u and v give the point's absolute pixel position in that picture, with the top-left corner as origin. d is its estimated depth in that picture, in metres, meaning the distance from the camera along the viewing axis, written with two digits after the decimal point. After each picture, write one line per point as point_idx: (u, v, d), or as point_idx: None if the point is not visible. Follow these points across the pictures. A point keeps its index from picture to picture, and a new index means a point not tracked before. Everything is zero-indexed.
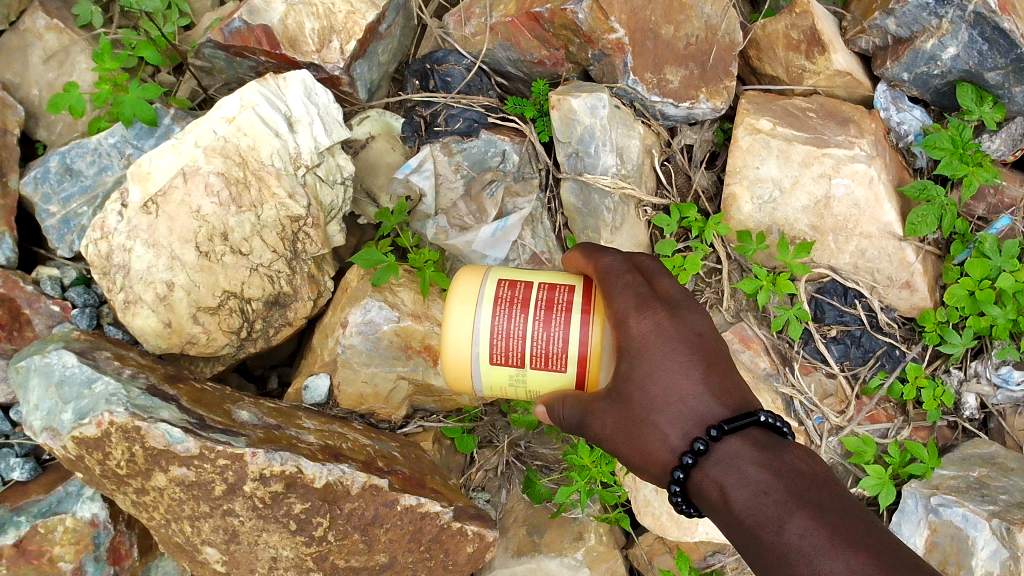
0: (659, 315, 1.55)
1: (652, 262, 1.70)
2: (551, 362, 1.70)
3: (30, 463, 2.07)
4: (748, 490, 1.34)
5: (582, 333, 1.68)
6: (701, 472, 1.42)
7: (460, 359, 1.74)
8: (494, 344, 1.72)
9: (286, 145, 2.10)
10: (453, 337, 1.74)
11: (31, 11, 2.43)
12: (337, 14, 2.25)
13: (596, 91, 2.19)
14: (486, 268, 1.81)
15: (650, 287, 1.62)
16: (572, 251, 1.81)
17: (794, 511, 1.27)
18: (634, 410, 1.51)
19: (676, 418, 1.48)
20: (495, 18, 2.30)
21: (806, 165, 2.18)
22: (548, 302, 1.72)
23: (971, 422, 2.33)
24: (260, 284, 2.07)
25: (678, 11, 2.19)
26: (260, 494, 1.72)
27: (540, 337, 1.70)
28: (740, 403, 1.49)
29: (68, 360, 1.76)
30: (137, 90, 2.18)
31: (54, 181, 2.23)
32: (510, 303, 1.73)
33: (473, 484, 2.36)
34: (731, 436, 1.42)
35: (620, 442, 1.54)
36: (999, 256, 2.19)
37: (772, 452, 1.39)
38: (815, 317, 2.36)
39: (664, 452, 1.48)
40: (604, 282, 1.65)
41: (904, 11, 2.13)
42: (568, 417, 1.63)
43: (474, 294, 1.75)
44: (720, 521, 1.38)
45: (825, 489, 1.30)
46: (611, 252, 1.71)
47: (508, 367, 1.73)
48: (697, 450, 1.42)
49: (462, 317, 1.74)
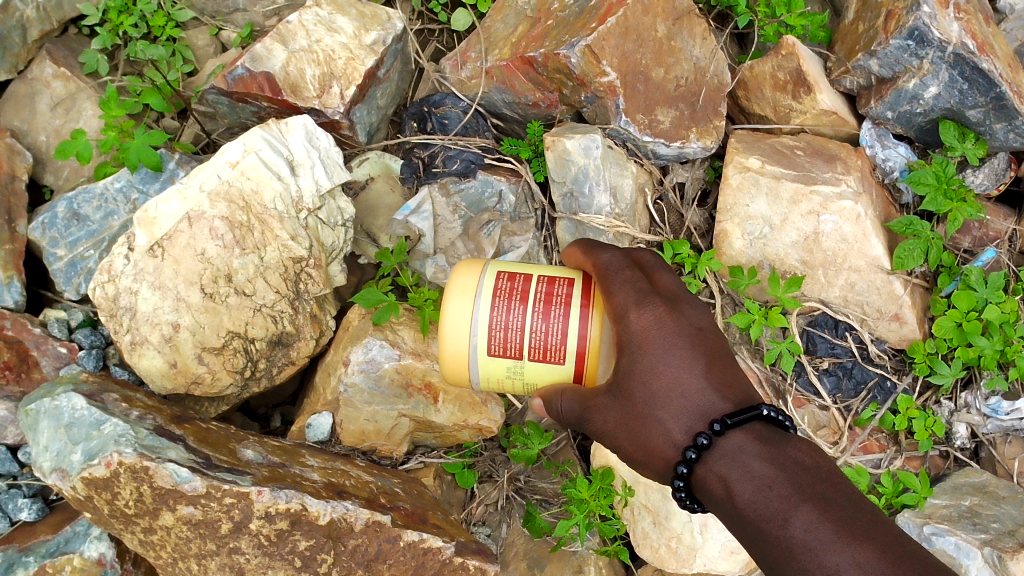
0: (659, 310, 1.59)
1: (650, 258, 1.75)
2: (550, 354, 1.74)
3: (37, 503, 2.11)
4: (753, 485, 1.40)
5: (581, 326, 1.72)
6: (704, 466, 1.47)
7: (458, 350, 1.78)
8: (493, 336, 1.75)
9: (288, 189, 2.15)
10: (451, 328, 1.78)
11: (39, 60, 2.49)
12: (337, 60, 2.32)
13: (589, 133, 2.26)
14: (485, 262, 1.85)
15: (649, 282, 1.67)
16: (571, 247, 1.85)
17: (799, 505, 1.34)
18: (636, 405, 1.55)
19: (678, 413, 1.52)
20: (491, 62, 2.39)
21: (794, 202, 2.24)
22: (547, 295, 1.76)
23: (963, 451, 2.37)
24: (263, 324, 2.11)
25: (668, 55, 2.27)
26: (266, 532, 1.76)
27: (539, 330, 1.74)
28: (742, 398, 1.54)
29: (77, 403, 1.81)
30: (142, 137, 2.23)
31: (61, 226, 2.28)
32: (509, 295, 1.77)
33: (474, 519, 2.39)
34: (734, 430, 1.47)
35: (623, 437, 1.58)
36: (985, 288, 2.25)
37: (774, 446, 1.45)
38: (807, 350, 2.40)
39: (667, 448, 1.53)
40: (604, 278, 1.69)
41: (886, 52, 2.19)
42: (566, 411, 1.69)
43: (473, 287, 1.79)
44: (724, 512, 1.45)
45: (827, 482, 1.38)
46: (609, 249, 1.75)
47: (506, 359, 1.77)
48: (700, 445, 1.46)
49: (462, 308, 1.78)
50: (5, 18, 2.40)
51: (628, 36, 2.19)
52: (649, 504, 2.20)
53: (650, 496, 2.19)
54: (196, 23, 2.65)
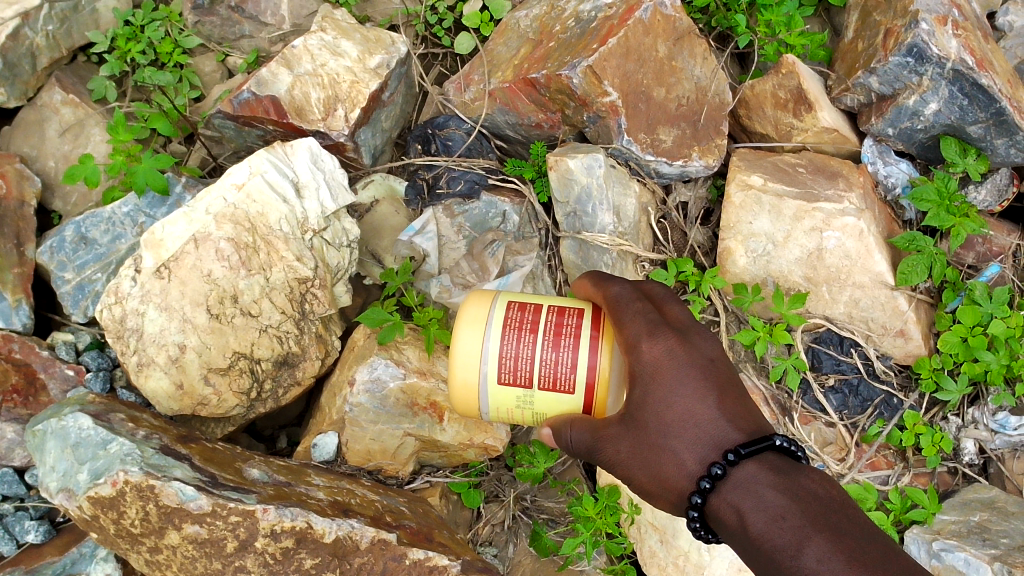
0: (670, 340, 1.58)
1: (660, 289, 1.74)
2: (559, 385, 1.74)
3: (44, 526, 2.11)
4: (767, 515, 1.40)
5: (591, 358, 1.73)
6: (718, 496, 1.47)
7: (469, 380, 1.78)
8: (503, 366, 1.76)
9: (293, 211, 2.17)
10: (461, 359, 1.78)
11: (48, 87, 2.53)
12: (341, 84, 2.34)
13: (592, 152, 2.27)
14: (494, 294, 1.85)
15: (660, 313, 1.66)
16: (580, 278, 1.85)
17: (812, 536, 1.34)
18: (650, 436, 1.55)
19: (692, 443, 1.52)
20: (494, 83, 2.41)
21: (797, 219, 2.25)
22: (557, 327, 1.76)
23: (971, 467, 2.37)
24: (269, 345, 2.12)
25: (669, 74, 2.29)
26: (272, 550, 1.76)
27: (548, 361, 1.74)
28: (755, 428, 1.53)
29: (84, 423, 1.82)
30: (149, 160, 2.26)
31: (69, 250, 2.31)
32: (519, 327, 1.77)
33: (481, 539, 2.37)
34: (747, 460, 1.46)
35: (635, 468, 1.57)
36: (990, 303, 2.24)
37: (788, 475, 1.44)
38: (813, 367, 2.39)
39: (681, 479, 1.52)
40: (614, 309, 1.69)
41: (885, 69, 2.22)
42: (576, 441, 1.67)
43: (484, 318, 1.80)
44: (738, 543, 1.45)
45: (841, 514, 1.38)
46: (619, 281, 1.75)
47: (516, 388, 1.77)
48: (714, 474, 1.46)
49: (472, 340, 1.78)
50: (15, 46, 2.43)
51: (629, 57, 2.21)
52: (656, 522, 2.20)
53: (657, 514, 2.19)
54: (203, 50, 2.69)
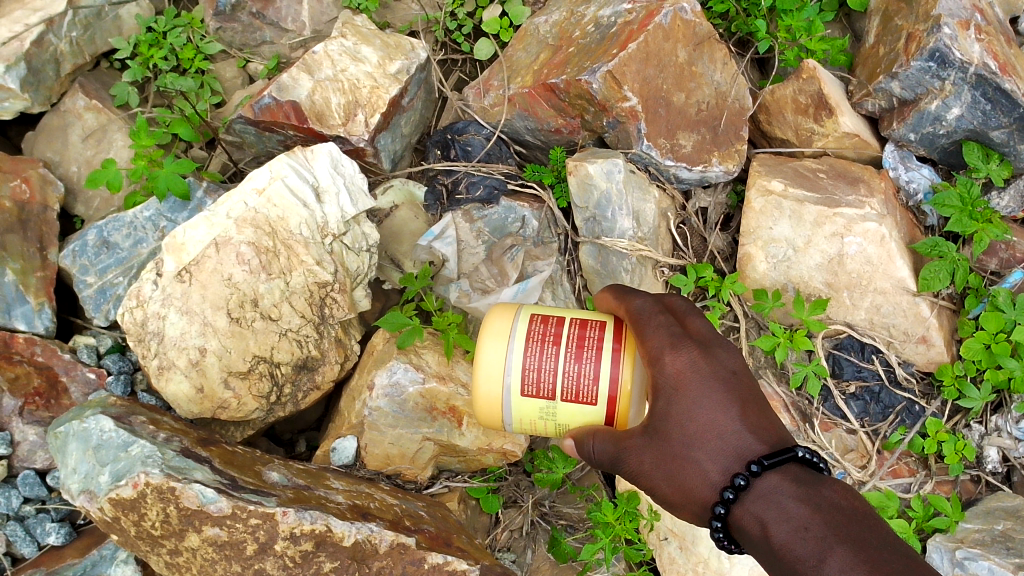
0: (693, 353, 1.58)
1: (681, 302, 1.73)
2: (582, 396, 1.74)
3: (65, 527, 2.14)
4: (790, 525, 1.38)
5: (613, 369, 1.72)
6: (741, 507, 1.45)
7: (491, 392, 1.78)
8: (526, 377, 1.76)
9: (314, 215, 2.17)
10: (485, 370, 1.78)
11: (71, 92, 2.55)
12: (362, 88, 2.35)
13: (611, 157, 2.27)
14: (517, 306, 1.85)
15: (682, 326, 1.66)
16: (603, 291, 1.85)
17: (834, 546, 1.32)
18: (674, 447, 1.54)
19: (715, 454, 1.50)
20: (514, 89, 2.43)
21: (818, 225, 2.24)
22: (579, 339, 1.76)
23: (995, 475, 2.32)
24: (289, 349, 2.12)
25: (689, 80, 2.29)
26: (291, 553, 1.76)
27: (571, 372, 1.74)
28: (776, 439, 1.52)
29: (105, 425, 1.82)
30: (171, 166, 2.26)
31: (92, 254, 2.32)
32: (542, 339, 1.77)
33: (499, 545, 2.38)
34: (770, 471, 1.45)
35: (658, 478, 1.56)
36: (1014, 310, 2.21)
37: (810, 486, 1.43)
38: (833, 373, 2.37)
39: (704, 489, 1.50)
40: (636, 323, 1.68)
41: (907, 74, 2.20)
42: (599, 452, 1.66)
43: (507, 330, 1.80)
44: (762, 554, 1.43)
45: (863, 524, 1.36)
46: (641, 294, 1.74)
47: (538, 400, 1.76)
48: (737, 485, 1.44)
49: (495, 352, 1.78)
50: (40, 53, 2.45)
51: (649, 62, 2.21)
52: (675, 528, 2.18)
53: (676, 521, 2.18)
54: (224, 56, 2.72)
